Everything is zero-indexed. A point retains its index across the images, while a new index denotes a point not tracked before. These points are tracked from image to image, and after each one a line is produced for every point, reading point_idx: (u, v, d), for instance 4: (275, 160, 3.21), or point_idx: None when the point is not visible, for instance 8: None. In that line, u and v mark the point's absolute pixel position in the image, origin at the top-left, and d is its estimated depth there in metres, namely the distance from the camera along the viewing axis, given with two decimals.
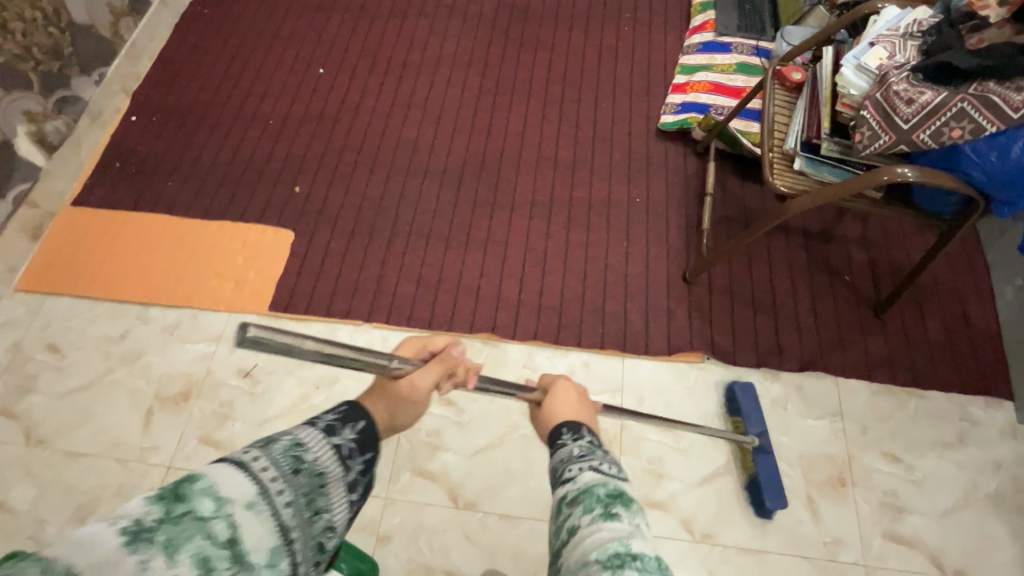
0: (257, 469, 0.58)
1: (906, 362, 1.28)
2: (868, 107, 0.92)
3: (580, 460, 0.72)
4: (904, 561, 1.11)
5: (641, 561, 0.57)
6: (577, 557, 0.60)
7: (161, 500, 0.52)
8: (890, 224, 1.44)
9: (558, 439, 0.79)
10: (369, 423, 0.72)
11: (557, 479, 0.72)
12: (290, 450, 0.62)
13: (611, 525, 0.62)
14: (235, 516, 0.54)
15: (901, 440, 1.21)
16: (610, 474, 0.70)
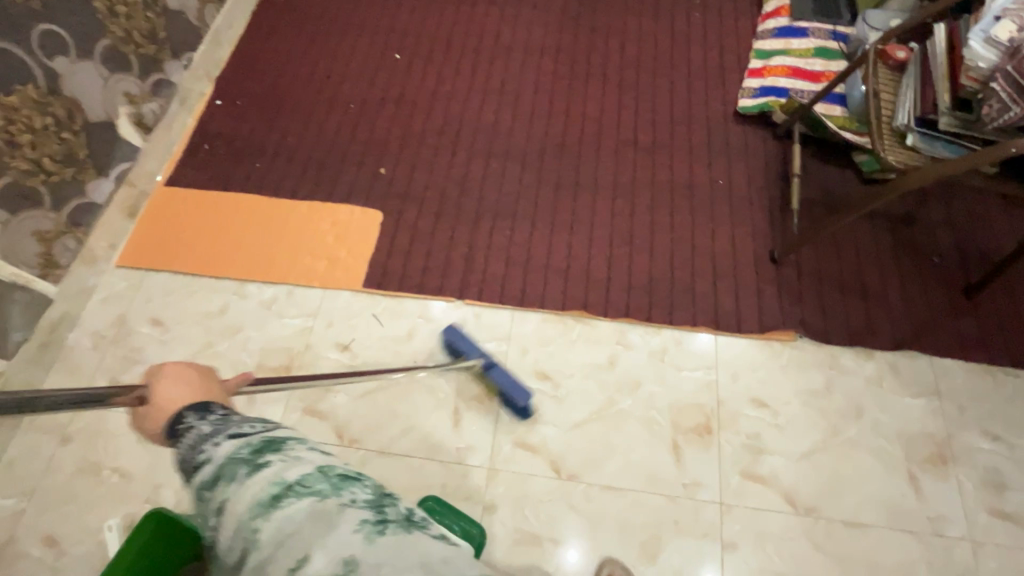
0: (216, 457, 0.51)
1: (1001, 343, 1.28)
2: (998, 80, 0.93)
3: (212, 437, 0.53)
4: (1010, 537, 1.11)
5: (300, 486, 0.49)
6: (230, 532, 0.48)
7: None
8: (978, 206, 1.44)
9: (179, 425, 0.56)
10: None
11: (190, 472, 0.53)
12: (204, 438, 0.54)
13: (248, 482, 0.49)
14: None
15: (1000, 419, 1.21)
16: (248, 428, 0.54)
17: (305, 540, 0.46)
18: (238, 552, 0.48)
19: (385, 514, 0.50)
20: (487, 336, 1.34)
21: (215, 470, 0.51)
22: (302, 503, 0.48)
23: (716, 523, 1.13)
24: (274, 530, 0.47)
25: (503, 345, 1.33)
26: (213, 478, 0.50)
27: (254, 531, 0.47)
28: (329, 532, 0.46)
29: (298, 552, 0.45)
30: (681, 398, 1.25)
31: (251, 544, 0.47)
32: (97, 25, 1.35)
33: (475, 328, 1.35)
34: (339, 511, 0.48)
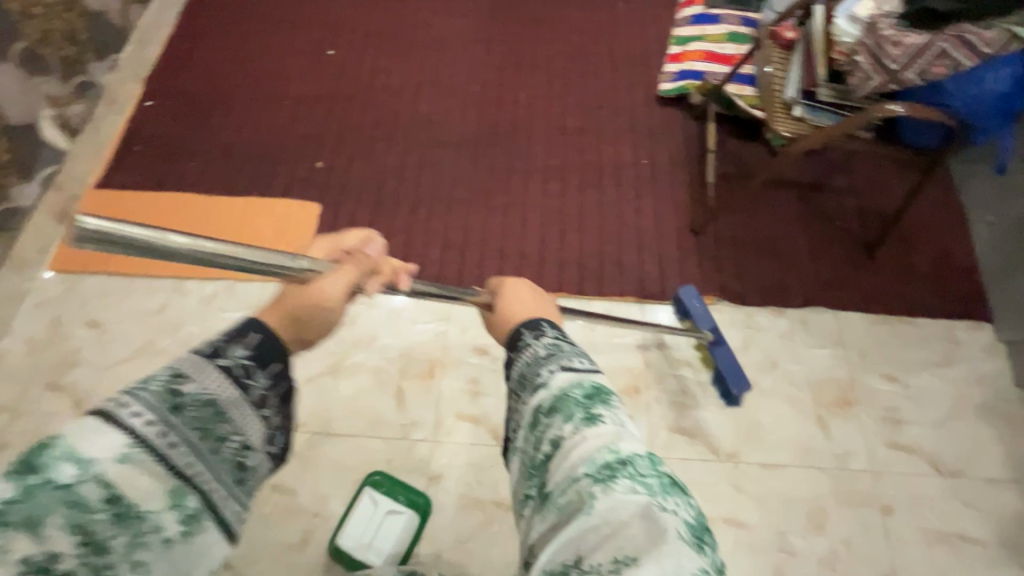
0: (130, 425, 0.48)
1: (897, 295, 1.41)
2: (860, 53, 1.03)
3: (548, 359, 0.67)
4: (906, 465, 1.23)
5: (630, 468, 0.55)
6: (563, 476, 0.56)
7: (43, 463, 0.44)
8: (875, 173, 1.57)
9: (519, 340, 0.72)
10: (265, 338, 0.61)
11: (527, 383, 0.67)
12: (156, 386, 0.51)
13: (591, 432, 0.58)
14: (109, 475, 0.45)
15: (896, 362, 1.34)
16: (578, 366, 0.66)
17: (631, 536, 0.49)
18: (569, 501, 0.54)
19: (703, 549, 0.50)
20: (427, 318, 1.39)
21: (131, 421, 0.48)
22: (632, 488, 0.53)
23: None
24: (607, 504, 0.52)
25: (444, 324, 1.38)
26: (44, 461, 0.44)
27: (590, 495, 0.53)
28: (659, 534, 0.49)
29: (629, 547, 0.49)
30: (612, 362, 1.33)
31: (583, 502, 0.53)
32: (10, 27, 1.33)
33: (415, 310, 1.40)
34: (633, 493, 0.52)
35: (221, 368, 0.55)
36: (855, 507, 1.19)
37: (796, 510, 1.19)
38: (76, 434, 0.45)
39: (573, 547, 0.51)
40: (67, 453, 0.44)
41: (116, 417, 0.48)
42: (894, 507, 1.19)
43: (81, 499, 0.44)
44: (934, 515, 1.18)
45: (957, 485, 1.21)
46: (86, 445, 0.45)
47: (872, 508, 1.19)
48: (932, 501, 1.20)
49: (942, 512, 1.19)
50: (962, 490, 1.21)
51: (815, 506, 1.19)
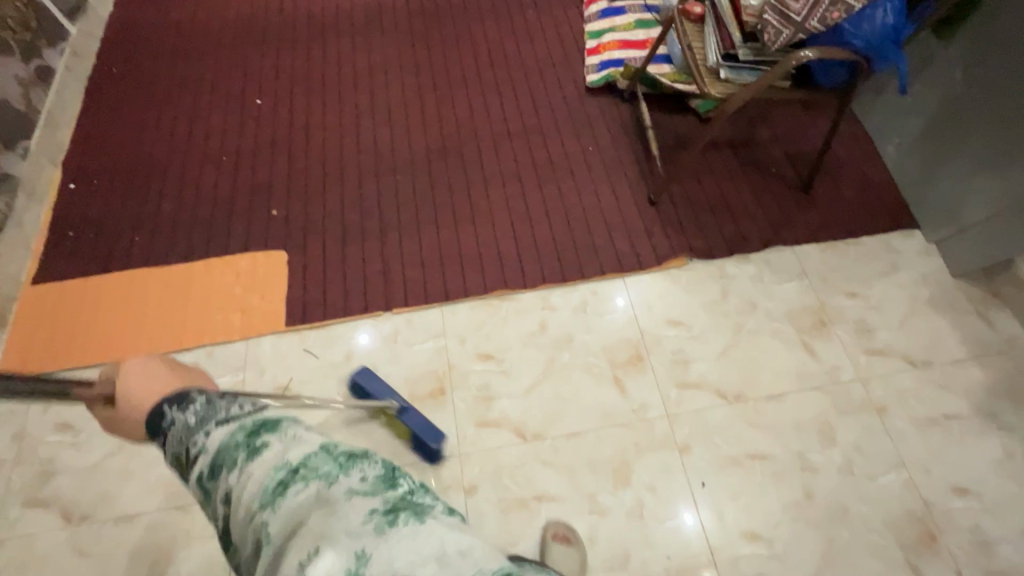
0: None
1: (837, 221, 1.57)
2: (768, 12, 1.16)
3: (196, 428, 0.64)
4: (886, 367, 1.36)
5: (307, 472, 0.60)
6: (245, 520, 0.58)
7: None
8: (792, 119, 1.73)
9: (167, 417, 0.67)
10: None
11: (184, 457, 0.64)
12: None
13: (253, 469, 0.60)
14: None
15: (853, 280, 1.48)
16: (236, 414, 0.65)
17: (315, 525, 0.55)
18: (253, 540, 0.57)
19: (388, 490, 0.62)
20: (423, 338, 1.39)
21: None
22: (309, 487, 0.59)
23: (669, 433, 1.27)
24: (285, 518, 0.57)
25: (441, 340, 1.39)
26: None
27: (265, 521, 0.57)
28: (321, 518, 0.56)
29: (313, 537, 0.54)
30: (611, 337, 1.39)
31: (262, 533, 0.57)
32: None
33: (410, 333, 1.39)
34: (349, 493, 0.59)
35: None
36: (855, 413, 1.30)
37: (807, 430, 1.28)
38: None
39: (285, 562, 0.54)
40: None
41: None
42: (887, 406, 1.31)
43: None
44: (919, 404, 1.32)
45: (930, 372, 1.36)
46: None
47: (869, 411, 1.30)
48: (915, 391, 1.33)
49: (925, 399, 1.32)
50: (936, 376, 1.35)
51: (823, 423, 1.29)
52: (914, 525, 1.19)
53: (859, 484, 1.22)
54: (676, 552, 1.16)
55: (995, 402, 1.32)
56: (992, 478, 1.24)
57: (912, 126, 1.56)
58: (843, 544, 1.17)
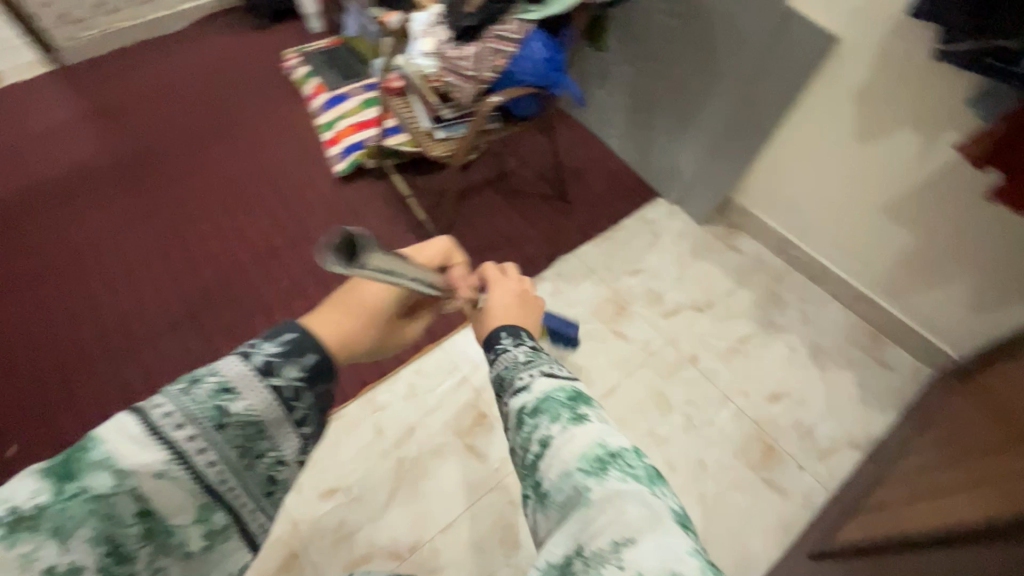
0: (154, 421, 0.40)
1: (599, 215, 1.75)
2: (448, 76, 1.28)
3: (524, 364, 0.57)
4: (683, 321, 1.53)
5: (623, 460, 0.44)
6: (556, 474, 0.44)
7: (52, 475, 0.37)
8: (530, 141, 1.90)
9: (496, 346, 0.62)
10: (306, 338, 0.49)
11: (504, 386, 0.55)
12: (202, 397, 0.42)
13: (577, 429, 0.47)
14: (87, 502, 0.36)
15: (630, 259, 1.66)
16: (559, 372, 0.55)
17: (630, 516, 0.39)
18: (563, 496, 0.43)
19: (694, 537, 0.40)
20: None
21: (115, 466, 0.37)
22: (626, 479, 0.42)
23: None
24: (602, 495, 0.41)
25: None
26: (88, 470, 0.37)
27: (583, 487, 0.42)
28: (632, 515, 0.39)
29: (623, 528, 0.38)
30: (449, 409, 1.37)
31: (577, 496, 0.42)
32: None
33: None
34: (635, 453, 0.45)
35: (276, 390, 0.45)
36: (676, 373, 1.43)
37: (645, 407, 1.38)
38: (115, 444, 0.38)
39: (591, 540, 0.39)
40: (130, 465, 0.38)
41: (150, 421, 0.40)
42: (696, 355, 1.47)
43: (118, 514, 0.37)
44: (717, 341, 1.50)
45: (714, 310, 1.56)
46: (121, 471, 0.38)
47: (685, 366, 1.45)
48: (710, 332, 1.52)
49: (720, 334, 1.51)
50: (719, 311, 1.56)
51: (655, 394, 1.40)
52: (756, 445, 1.34)
53: (705, 434, 1.35)
54: None
55: (767, 310, 1.56)
56: (790, 373, 1.45)
57: (619, 117, 1.80)
58: (714, 493, 1.27)
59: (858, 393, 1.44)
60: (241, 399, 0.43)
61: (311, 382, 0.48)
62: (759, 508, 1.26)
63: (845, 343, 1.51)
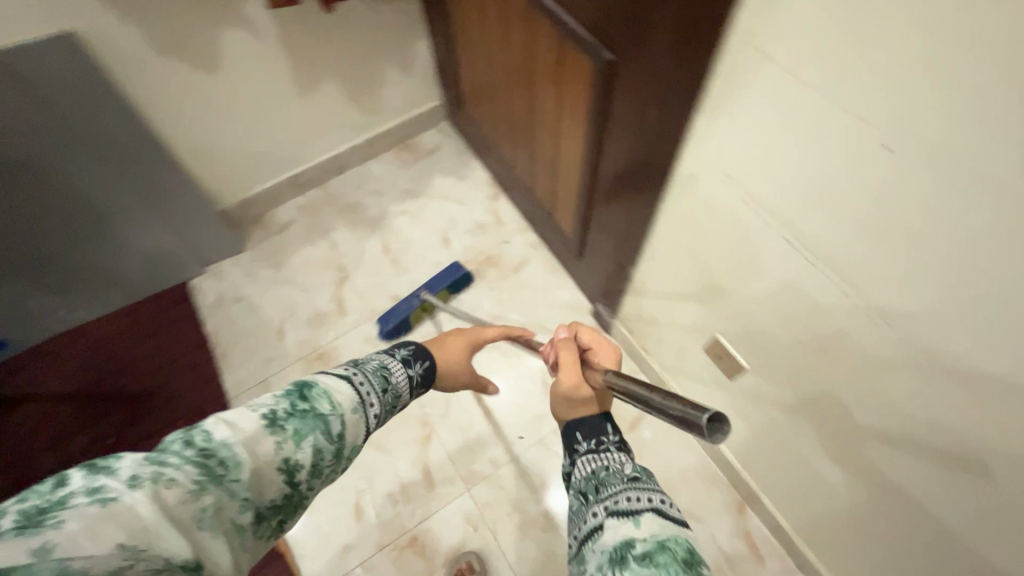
0: (343, 375, 0.62)
1: (191, 357, 1.39)
2: None
3: (608, 455, 0.63)
4: (354, 299, 1.47)
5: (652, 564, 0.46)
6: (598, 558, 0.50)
7: (287, 396, 0.54)
8: (34, 429, 1.31)
9: (589, 440, 0.66)
10: (429, 360, 0.80)
11: (589, 489, 0.59)
12: (372, 369, 0.67)
13: (629, 529, 0.50)
14: (275, 424, 0.50)
15: (264, 333, 1.42)
16: (630, 464, 0.60)
17: None
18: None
19: None
20: None
21: (335, 392, 0.58)
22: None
23: (485, 482, 1.23)
24: None
25: None
26: (314, 396, 0.55)
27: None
28: None
29: None
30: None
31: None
32: None
33: None
34: None
35: (404, 373, 0.72)
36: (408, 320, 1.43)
37: None
38: (328, 385, 0.58)
39: None
40: (330, 401, 0.56)
41: (352, 383, 0.62)
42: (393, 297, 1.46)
43: (325, 432, 0.54)
44: (382, 274, 1.50)
45: (350, 266, 1.51)
46: (336, 391, 0.58)
47: None
48: (372, 277, 1.50)
49: (377, 269, 1.51)
50: (353, 261, 1.52)
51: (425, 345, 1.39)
52: (486, 269, 1.49)
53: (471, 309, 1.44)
54: None
55: (364, 219, 1.59)
56: (429, 222, 1.58)
57: (53, 300, 1.34)
58: (522, 318, 1.42)
59: (455, 176, 1.65)
60: (368, 386, 0.64)
61: (416, 365, 0.76)
62: (537, 285, 1.47)
63: (412, 170, 1.67)
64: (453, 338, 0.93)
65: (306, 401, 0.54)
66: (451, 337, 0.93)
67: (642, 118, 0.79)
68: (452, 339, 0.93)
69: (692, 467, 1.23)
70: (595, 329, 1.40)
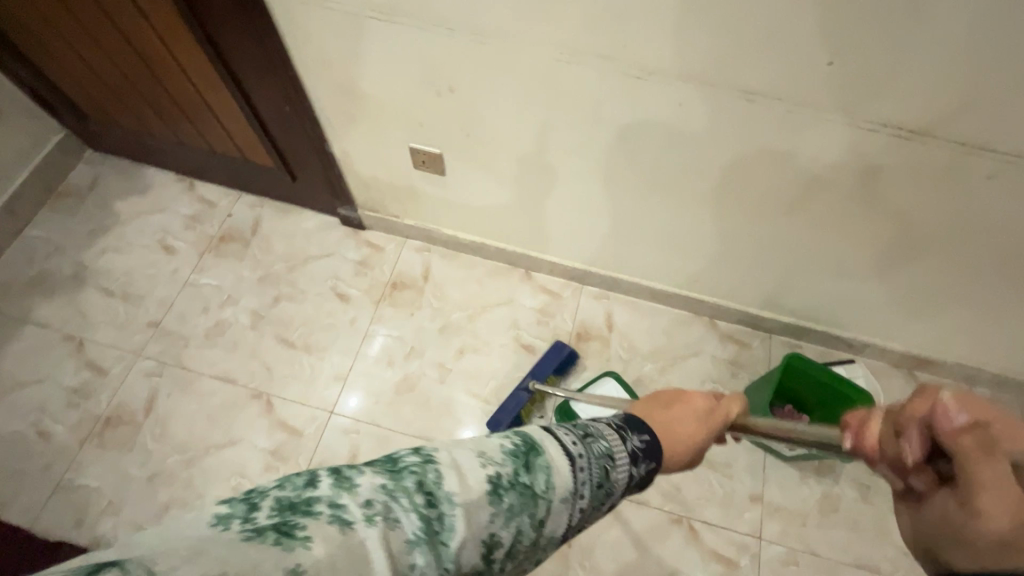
0: (569, 448, 0.53)
1: None
2: None
3: None
4: (106, 350, 1.33)
5: None
6: None
7: (511, 458, 0.49)
8: None
9: None
10: (652, 435, 0.60)
11: None
12: (597, 452, 0.54)
13: None
14: (466, 499, 0.44)
15: (25, 445, 1.22)
16: None
17: None
18: None
19: None
20: None
21: (559, 467, 0.51)
22: None
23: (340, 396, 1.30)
24: None
25: None
26: (536, 468, 0.50)
27: None
28: None
29: None
30: None
31: None
32: None
33: None
34: None
35: (628, 470, 0.56)
36: (178, 331, 1.36)
37: (229, 341, 1.35)
38: (553, 457, 0.51)
39: None
40: (549, 480, 0.50)
41: (563, 446, 0.53)
42: (147, 322, 1.37)
43: (517, 517, 0.47)
44: (120, 312, 1.38)
45: (79, 327, 1.35)
46: (556, 465, 0.51)
47: (166, 327, 1.36)
48: (111, 321, 1.36)
49: (112, 311, 1.38)
50: (79, 321, 1.36)
51: (211, 338, 1.35)
52: (224, 245, 1.47)
53: (234, 285, 1.42)
54: (403, 315, 1.40)
55: (64, 282, 1.41)
56: (139, 242, 1.47)
57: None
58: (287, 262, 1.46)
59: (136, 190, 1.55)
60: (588, 472, 0.53)
61: (643, 463, 0.57)
62: (282, 230, 1.50)
63: (85, 211, 1.51)
64: (664, 414, 0.63)
65: (529, 472, 0.49)
66: (670, 408, 0.65)
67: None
68: (681, 408, 0.65)
69: (486, 273, 1.46)
70: (354, 230, 1.50)
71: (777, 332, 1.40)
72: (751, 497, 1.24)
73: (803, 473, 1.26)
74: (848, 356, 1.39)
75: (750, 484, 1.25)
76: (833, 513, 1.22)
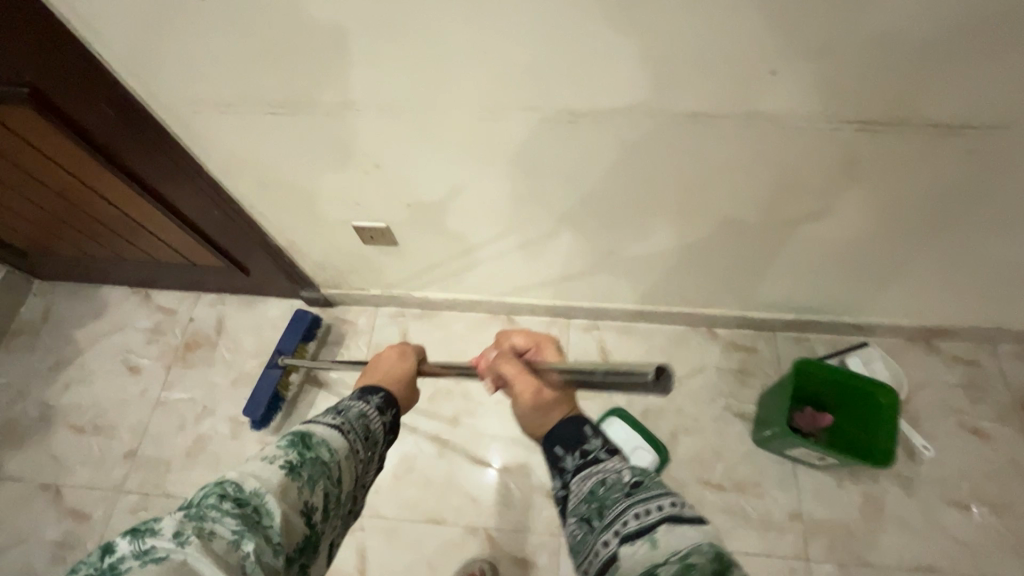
0: (334, 423, 0.63)
1: None
2: None
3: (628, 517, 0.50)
4: (84, 494, 1.25)
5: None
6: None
7: (292, 444, 0.58)
8: None
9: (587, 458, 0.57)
10: (388, 394, 0.73)
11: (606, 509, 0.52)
12: (355, 418, 0.66)
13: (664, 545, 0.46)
14: (254, 486, 0.53)
15: None
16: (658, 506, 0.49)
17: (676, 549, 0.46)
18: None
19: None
20: None
21: (331, 435, 0.61)
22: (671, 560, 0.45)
23: None
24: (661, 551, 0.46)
25: None
26: (315, 445, 0.59)
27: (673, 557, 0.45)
28: None
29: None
30: None
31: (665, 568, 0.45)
32: None
33: None
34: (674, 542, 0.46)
35: (381, 419, 0.69)
36: (158, 456, 1.28)
37: (211, 456, 1.28)
38: (321, 432, 0.61)
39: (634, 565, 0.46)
40: (330, 447, 0.60)
41: (327, 423, 0.63)
42: (124, 454, 1.29)
43: (330, 476, 0.58)
44: (94, 448, 1.30)
45: (52, 475, 1.27)
46: (332, 437, 0.61)
47: (144, 455, 1.29)
48: (85, 461, 1.29)
49: (85, 449, 1.30)
50: (52, 468, 1.28)
51: (192, 459, 1.27)
52: (190, 354, 1.40)
53: (207, 394, 1.34)
54: None
55: (30, 427, 1.33)
56: (102, 368, 1.40)
57: None
58: (258, 358, 1.38)
59: (90, 314, 1.47)
60: (355, 432, 0.64)
61: (390, 410, 0.71)
62: (248, 325, 1.42)
63: (42, 345, 1.44)
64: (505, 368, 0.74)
65: (310, 448, 0.58)
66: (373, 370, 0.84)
67: (97, 106, 0.81)
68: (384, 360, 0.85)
69: (467, 327, 1.38)
70: (323, 309, 1.43)
71: (782, 328, 1.32)
72: (789, 514, 1.15)
73: (838, 477, 1.17)
74: (861, 339, 1.30)
75: (785, 499, 1.16)
76: (878, 513, 1.14)
